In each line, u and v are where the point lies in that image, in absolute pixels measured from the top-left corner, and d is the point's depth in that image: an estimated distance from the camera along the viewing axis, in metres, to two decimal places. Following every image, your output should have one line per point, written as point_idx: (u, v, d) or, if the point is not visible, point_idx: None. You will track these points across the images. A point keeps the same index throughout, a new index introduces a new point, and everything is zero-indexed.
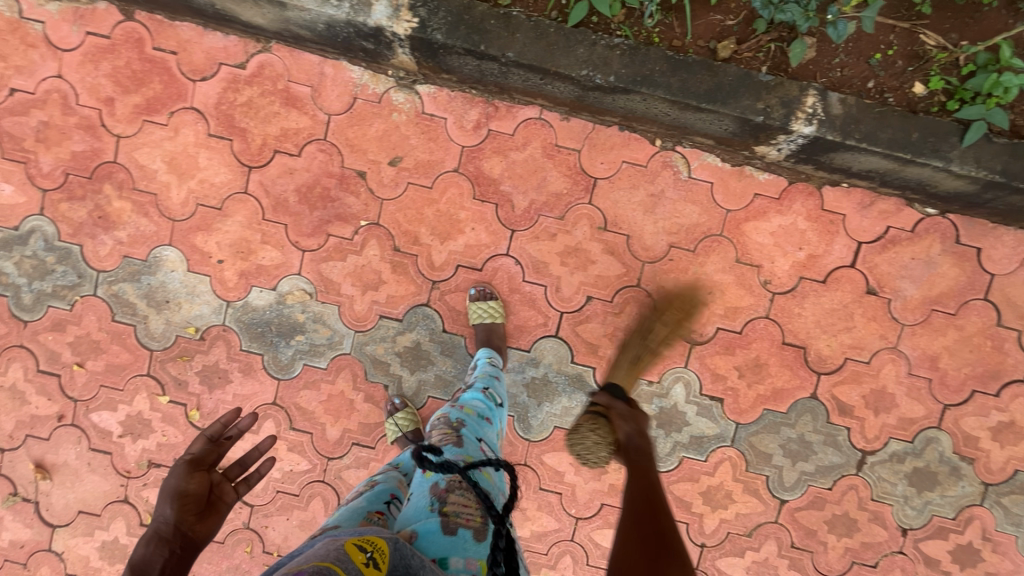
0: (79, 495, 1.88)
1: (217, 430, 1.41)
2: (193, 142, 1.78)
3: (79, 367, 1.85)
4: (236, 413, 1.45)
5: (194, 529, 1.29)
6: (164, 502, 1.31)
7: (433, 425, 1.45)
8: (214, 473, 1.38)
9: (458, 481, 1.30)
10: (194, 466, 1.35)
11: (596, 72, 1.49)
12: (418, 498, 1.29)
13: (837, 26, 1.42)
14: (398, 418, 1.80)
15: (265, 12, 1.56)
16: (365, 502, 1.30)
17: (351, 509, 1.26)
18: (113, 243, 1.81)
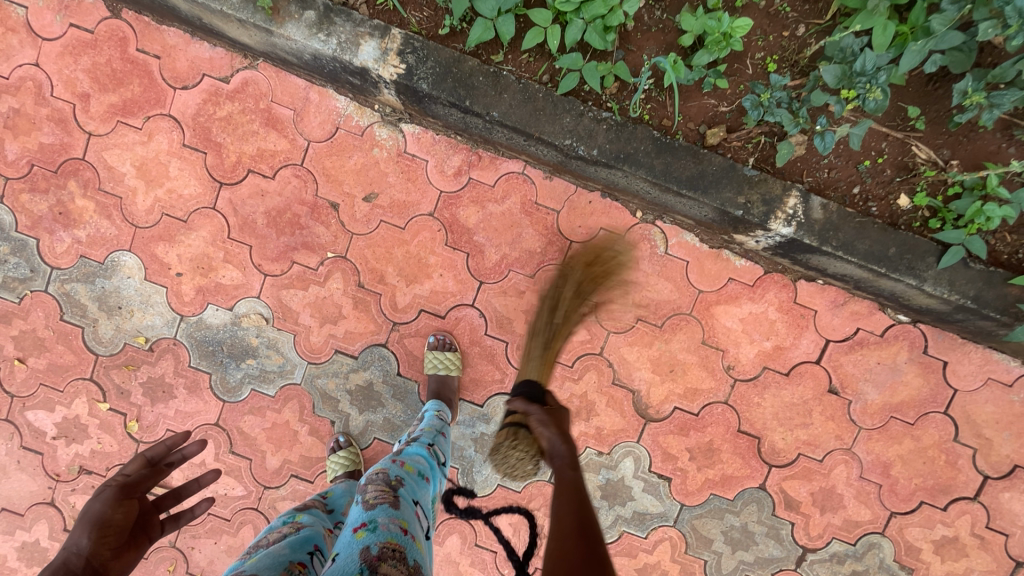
0: (4, 491, 1.85)
1: (160, 453, 1.41)
2: (166, 150, 1.73)
3: (19, 363, 1.80)
4: (183, 438, 1.45)
5: (106, 564, 1.18)
6: (82, 529, 1.21)
7: (369, 479, 1.27)
8: (145, 501, 1.34)
9: (394, 548, 1.11)
10: (124, 492, 1.31)
11: (579, 144, 1.46)
12: (344, 561, 1.09)
13: (825, 137, 1.43)
14: (337, 457, 1.75)
15: (253, 34, 1.52)
16: (288, 551, 1.20)
17: (272, 557, 1.17)
18: (71, 241, 1.77)
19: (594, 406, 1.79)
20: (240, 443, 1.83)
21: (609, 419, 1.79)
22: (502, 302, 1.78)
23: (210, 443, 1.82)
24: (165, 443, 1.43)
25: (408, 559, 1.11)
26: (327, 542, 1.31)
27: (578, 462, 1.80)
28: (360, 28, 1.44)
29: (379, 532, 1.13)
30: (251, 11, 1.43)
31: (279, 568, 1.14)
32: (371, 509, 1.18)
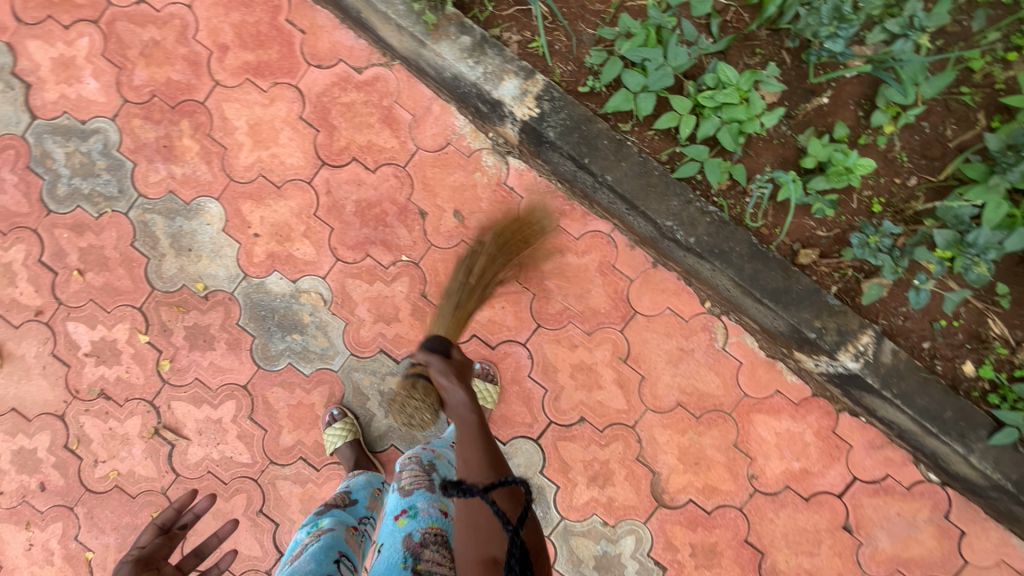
0: (20, 392, 1.85)
1: (169, 518, 1.25)
2: (282, 117, 1.79)
3: (78, 275, 1.83)
4: (191, 495, 1.29)
5: None
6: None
7: (403, 466, 1.40)
8: (168, 569, 1.15)
9: (435, 534, 1.26)
10: (143, 566, 1.12)
11: (679, 228, 1.50)
12: (389, 550, 1.24)
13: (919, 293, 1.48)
14: (335, 428, 1.75)
15: (405, 41, 1.58)
16: (313, 566, 1.29)
17: (300, 575, 1.27)
18: (166, 175, 1.81)
19: (612, 475, 1.78)
20: (261, 411, 1.83)
21: (622, 493, 1.78)
22: (553, 350, 1.79)
23: (233, 403, 1.83)
24: (174, 503, 1.28)
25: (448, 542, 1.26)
26: (351, 545, 1.43)
27: (580, 526, 1.78)
28: (507, 65, 1.50)
29: (418, 520, 1.27)
30: (414, 23, 1.50)
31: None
32: (408, 498, 1.31)
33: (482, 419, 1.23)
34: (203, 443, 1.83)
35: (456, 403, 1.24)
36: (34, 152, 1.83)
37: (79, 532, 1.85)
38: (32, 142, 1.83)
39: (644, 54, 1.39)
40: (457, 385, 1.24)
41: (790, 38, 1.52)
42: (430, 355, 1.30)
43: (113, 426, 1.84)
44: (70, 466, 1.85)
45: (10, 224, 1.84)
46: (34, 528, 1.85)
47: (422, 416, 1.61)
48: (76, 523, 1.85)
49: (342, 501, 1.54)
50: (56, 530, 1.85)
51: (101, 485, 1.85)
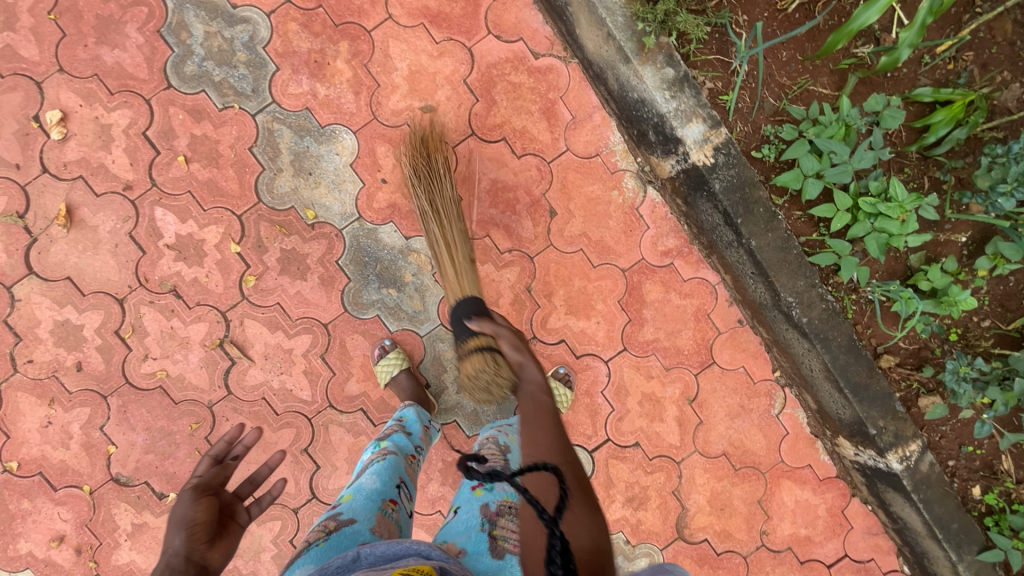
0: (81, 263, 1.71)
1: (222, 451, 1.32)
2: (445, 74, 1.75)
3: (182, 162, 1.71)
4: (241, 429, 1.36)
5: (207, 556, 1.08)
6: (170, 534, 1.10)
7: (482, 445, 1.44)
8: (225, 495, 1.23)
9: (510, 506, 1.31)
10: (200, 491, 1.19)
11: (797, 306, 1.63)
12: (466, 512, 1.31)
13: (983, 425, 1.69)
14: (388, 357, 1.76)
15: (605, 49, 1.60)
16: (379, 487, 1.31)
17: (365, 497, 1.27)
18: (308, 91, 1.73)
19: (647, 500, 1.91)
20: (335, 354, 1.80)
21: (651, 518, 1.91)
22: (630, 375, 1.88)
23: (309, 338, 1.78)
24: (225, 437, 1.34)
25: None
26: (409, 473, 1.42)
27: None
28: (698, 109, 1.56)
29: (494, 493, 1.33)
30: (628, 38, 1.52)
31: (372, 510, 1.25)
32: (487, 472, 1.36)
33: (554, 404, 1.23)
34: (266, 369, 1.78)
35: (527, 378, 1.31)
36: (171, 18, 1.69)
37: (106, 423, 1.75)
38: (172, 7, 1.69)
39: (833, 147, 1.51)
40: (529, 360, 1.34)
41: (934, 169, 1.67)
42: (500, 328, 1.42)
43: (175, 326, 1.75)
44: (114, 353, 1.74)
45: (121, 85, 1.69)
46: (58, 407, 1.73)
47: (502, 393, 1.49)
48: (106, 413, 1.75)
49: (400, 428, 1.53)
50: (81, 414, 1.74)
51: (144, 382, 1.76)
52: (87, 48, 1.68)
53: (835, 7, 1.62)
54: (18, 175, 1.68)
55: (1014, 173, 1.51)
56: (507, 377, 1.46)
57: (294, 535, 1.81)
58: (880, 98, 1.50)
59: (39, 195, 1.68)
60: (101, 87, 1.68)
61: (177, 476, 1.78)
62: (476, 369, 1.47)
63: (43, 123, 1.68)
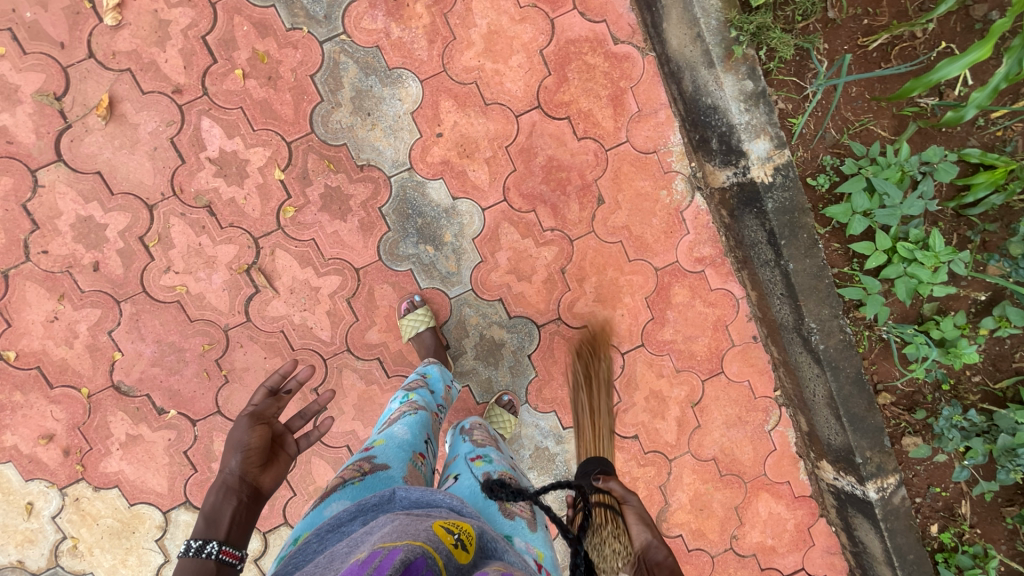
0: (114, 160, 1.63)
1: (276, 382, 1.40)
2: (523, 41, 1.72)
3: (238, 76, 1.64)
4: (294, 365, 1.41)
5: (259, 479, 1.22)
6: (229, 454, 1.23)
7: (470, 424, 1.47)
8: (277, 424, 1.33)
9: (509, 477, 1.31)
10: (255, 419, 1.29)
11: (817, 333, 1.71)
12: (467, 482, 1.26)
13: (961, 470, 1.80)
14: (417, 313, 1.75)
15: (689, 49, 1.61)
16: (411, 438, 1.32)
17: (398, 444, 1.28)
18: (382, 30, 1.67)
19: (634, 490, 1.96)
20: (361, 300, 1.78)
21: None
22: (643, 370, 1.93)
23: (337, 279, 1.76)
24: (280, 370, 1.40)
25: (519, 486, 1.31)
26: (434, 429, 1.45)
27: None
28: (768, 127, 1.60)
29: (495, 463, 1.31)
30: (716, 43, 1.56)
31: (404, 459, 1.26)
32: (481, 447, 1.36)
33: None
34: (289, 303, 1.75)
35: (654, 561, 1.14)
36: None
37: (115, 328, 1.70)
38: None
39: (886, 189, 1.55)
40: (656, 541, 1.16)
41: (966, 228, 1.75)
42: (627, 493, 1.22)
43: (203, 243, 1.69)
44: (135, 260, 1.68)
45: None
46: (67, 304, 1.67)
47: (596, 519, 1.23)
48: (117, 319, 1.69)
49: (423, 385, 1.54)
50: (90, 315, 1.68)
51: (162, 294, 1.70)
52: None
53: (911, 53, 1.67)
54: (61, 54, 1.57)
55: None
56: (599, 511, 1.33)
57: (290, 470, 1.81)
58: (938, 150, 1.55)
59: (80, 80, 1.59)
60: None
61: (180, 394, 1.75)
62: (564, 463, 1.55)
63: (97, 6, 1.58)
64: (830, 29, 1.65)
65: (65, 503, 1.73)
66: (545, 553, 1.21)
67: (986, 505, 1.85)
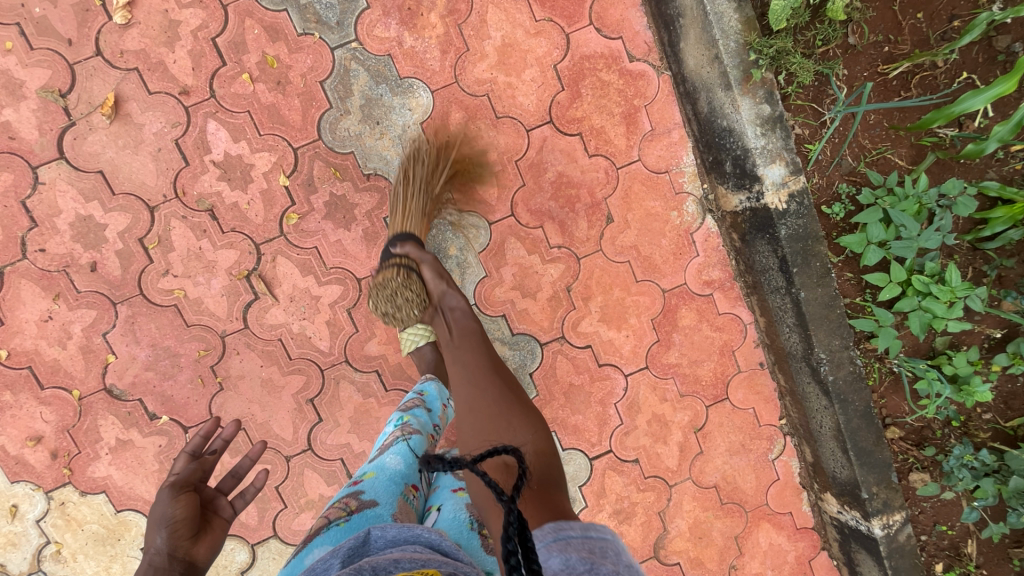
0: (117, 160, 1.60)
1: (197, 446, 1.33)
2: (537, 54, 1.69)
3: (247, 79, 1.61)
4: (215, 427, 1.34)
5: (192, 552, 1.13)
6: (152, 532, 1.13)
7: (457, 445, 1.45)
8: (206, 491, 1.26)
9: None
10: (179, 489, 1.20)
11: (827, 364, 1.67)
12: (450, 510, 1.24)
13: (970, 511, 1.73)
14: (418, 327, 1.71)
15: (706, 70, 1.58)
16: (404, 469, 1.28)
17: (388, 479, 1.25)
18: (395, 38, 1.65)
19: (632, 516, 1.92)
20: (362, 311, 1.75)
21: (632, 534, 1.92)
22: (646, 393, 1.89)
23: (338, 289, 1.73)
24: (199, 434, 1.33)
25: None
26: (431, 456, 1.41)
27: None
28: (783, 152, 1.57)
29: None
30: (734, 66, 1.51)
31: (395, 493, 1.22)
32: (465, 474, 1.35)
33: (480, 327, 1.46)
34: (288, 311, 1.72)
35: (451, 306, 1.49)
36: None
37: (110, 330, 1.66)
38: None
39: (902, 220, 1.51)
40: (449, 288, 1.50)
41: (982, 262, 1.71)
42: (422, 255, 1.52)
43: (203, 247, 1.66)
44: (134, 261, 1.65)
45: None
46: (62, 303, 1.64)
47: (410, 310, 1.53)
48: (112, 320, 1.66)
49: (421, 404, 1.50)
50: (85, 316, 1.65)
51: (160, 297, 1.67)
52: None
53: (932, 83, 1.66)
54: (68, 50, 1.55)
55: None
56: (416, 297, 1.52)
57: (281, 482, 1.77)
58: (957, 183, 1.51)
59: (86, 77, 1.56)
60: None
61: (173, 400, 1.71)
62: (386, 280, 1.53)
63: (108, 4, 1.55)
64: (850, 55, 1.65)
65: (50, 507, 1.69)
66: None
67: (994, 548, 1.78)
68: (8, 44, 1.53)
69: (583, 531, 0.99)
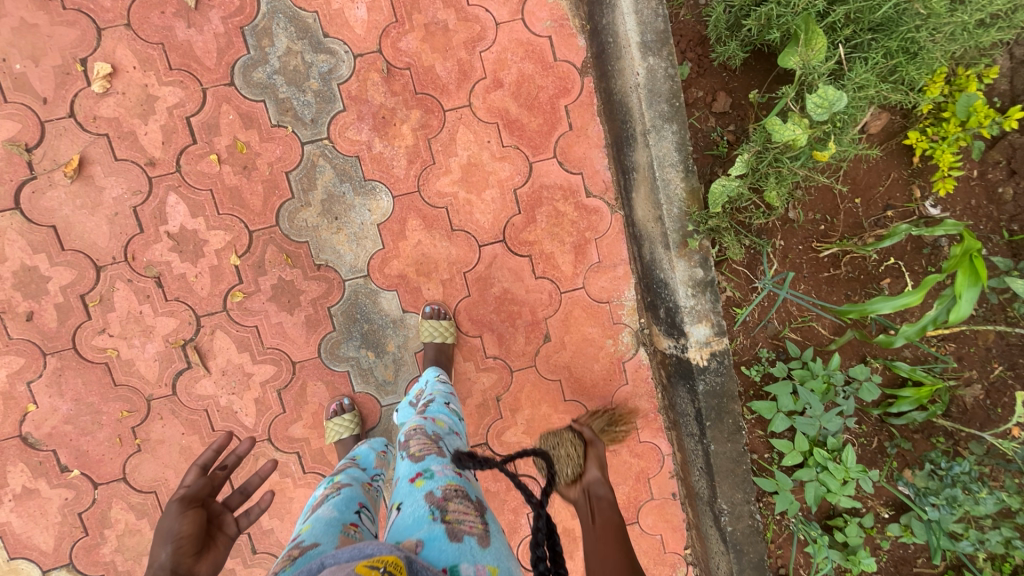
0: (72, 218, 1.63)
1: (209, 460, 1.35)
2: (500, 177, 1.77)
3: (214, 160, 1.66)
4: (229, 439, 1.37)
5: (192, 568, 1.13)
6: (158, 545, 1.14)
7: (408, 435, 1.32)
8: (213, 505, 1.26)
9: (455, 489, 1.20)
10: (187, 504, 1.22)
11: (727, 514, 1.73)
12: (411, 508, 1.16)
13: None
14: (341, 418, 1.73)
15: (651, 225, 1.66)
16: (338, 514, 1.19)
17: (325, 522, 1.16)
18: (365, 142, 1.71)
19: None
20: (292, 394, 1.78)
21: None
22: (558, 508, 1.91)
23: (272, 369, 1.76)
24: (214, 446, 1.36)
25: (468, 494, 1.20)
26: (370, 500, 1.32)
27: None
28: (711, 314, 1.64)
29: (435, 479, 1.20)
30: (674, 229, 1.59)
31: (336, 532, 1.14)
32: (420, 461, 1.24)
33: None
34: (219, 384, 1.74)
35: None
36: (260, 21, 1.65)
37: (35, 380, 1.67)
38: (264, 12, 1.65)
39: (810, 400, 1.65)
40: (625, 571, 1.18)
41: (887, 436, 1.78)
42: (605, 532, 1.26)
43: (144, 312, 1.69)
44: (71, 316, 1.66)
45: (182, 64, 1.63)
46: None
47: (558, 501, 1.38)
48: (39, 370, 1.67)
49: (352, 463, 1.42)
50: (13, 362, 1.66)
51: (92, 354, 1.68)
52: (163, 16, 1.62)
53: (861, 263, 1.74)
54: (41, 108, 1.59)
55: (946, 492, 1.66)
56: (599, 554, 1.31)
57: None
58: (863, 369, 1.67)
59: (55, 136, 1.60)
60: (162, 58, 1.62)
61: (87, 455, 1.71)
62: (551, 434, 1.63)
63: (88, 70, 1.60)
64: (788, 228, 1.73)
65: None
66: (500, 565, 1.09)
67: None
68: None
69: None
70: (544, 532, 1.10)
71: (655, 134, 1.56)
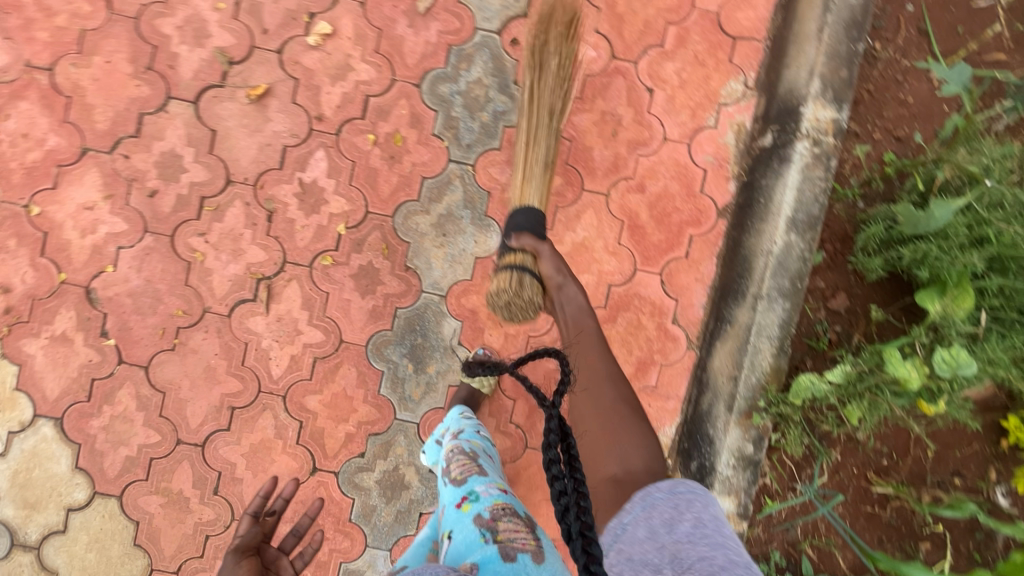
0: (232, 132, 1.78)
1: (259, 505, 1.44)
2: (604, 269, 1.79)
3: (371, 139, 1.79)
4: (273, 485, 1.48)
5: None
6: None
7: (448, 459, 1.38)
8: (267, 553, 1.37)
9: (502, 507, 1.24)
10: (242, 552, 1.31)
11: None
12: (461, 532, 1.20)
13: None
14: None
15: (722, 379, 1.68)
16: (430, 533, 1.41)
17: (416, 546, 1.38)
18: (501, 184, 1.81)
19: None
20: (325, 367, 1.81)
21: None
22: None
23: (321, 338, 1.81)
24: (261, 494, 1.45)
25: (517, 511, 1.25)
26: None
27: None
28: (742, 491, 1.64)
29: (481, 501, 1.25)
30: (745, 397, 1.64)
31: (424, 554, 1.35)
32: (462, 484, 1.30)
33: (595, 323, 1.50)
34: (270, 327, 1.80)
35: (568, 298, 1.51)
36: (468, 48, 1.80)
37: (125, 248, 1.78)
38: (475, 43, 1.80)
39: None
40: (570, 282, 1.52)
41: None
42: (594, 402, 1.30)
43: (244, 235, 1.79)
44: (185, 209, 1.78)
45: (388, 52, 1.79)
46: (108, 204, 1.78)
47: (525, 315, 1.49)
48: (134, 241, 1.78)
49: None
50: (116, 224, 1.78)
51: (181, 249, 1.78)
52: (393, 9, 1.79)
53: (907, 515, 1.65)
54: (259, 36, 1.77)
55: None
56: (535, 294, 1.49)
57: (160, 457, 1.79)
58: None
59: (257, 62, 1.77)
60: (374, 40, 1.79)
61: (129, 332, 1.79)
62: (500, 288, 1.50)
63: (311, 24, 1.78)
64: (851, 446, 1.65)
65: None
66: None
67: None
68: (220, 5, 1.77)
69: (669, 488, 1.20)
70: (557, 436, 0.95)
71: (766, 302, 1.64)
